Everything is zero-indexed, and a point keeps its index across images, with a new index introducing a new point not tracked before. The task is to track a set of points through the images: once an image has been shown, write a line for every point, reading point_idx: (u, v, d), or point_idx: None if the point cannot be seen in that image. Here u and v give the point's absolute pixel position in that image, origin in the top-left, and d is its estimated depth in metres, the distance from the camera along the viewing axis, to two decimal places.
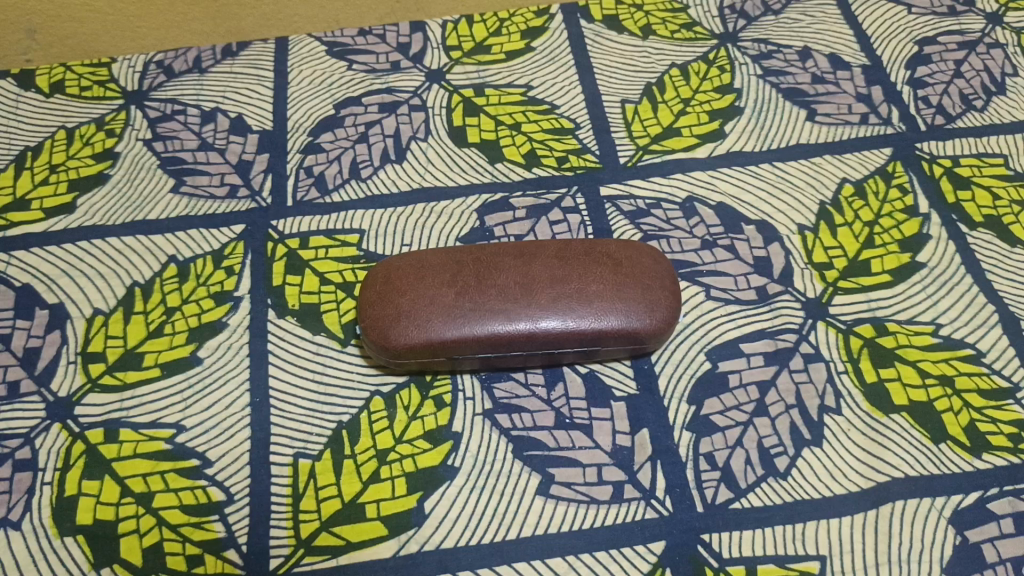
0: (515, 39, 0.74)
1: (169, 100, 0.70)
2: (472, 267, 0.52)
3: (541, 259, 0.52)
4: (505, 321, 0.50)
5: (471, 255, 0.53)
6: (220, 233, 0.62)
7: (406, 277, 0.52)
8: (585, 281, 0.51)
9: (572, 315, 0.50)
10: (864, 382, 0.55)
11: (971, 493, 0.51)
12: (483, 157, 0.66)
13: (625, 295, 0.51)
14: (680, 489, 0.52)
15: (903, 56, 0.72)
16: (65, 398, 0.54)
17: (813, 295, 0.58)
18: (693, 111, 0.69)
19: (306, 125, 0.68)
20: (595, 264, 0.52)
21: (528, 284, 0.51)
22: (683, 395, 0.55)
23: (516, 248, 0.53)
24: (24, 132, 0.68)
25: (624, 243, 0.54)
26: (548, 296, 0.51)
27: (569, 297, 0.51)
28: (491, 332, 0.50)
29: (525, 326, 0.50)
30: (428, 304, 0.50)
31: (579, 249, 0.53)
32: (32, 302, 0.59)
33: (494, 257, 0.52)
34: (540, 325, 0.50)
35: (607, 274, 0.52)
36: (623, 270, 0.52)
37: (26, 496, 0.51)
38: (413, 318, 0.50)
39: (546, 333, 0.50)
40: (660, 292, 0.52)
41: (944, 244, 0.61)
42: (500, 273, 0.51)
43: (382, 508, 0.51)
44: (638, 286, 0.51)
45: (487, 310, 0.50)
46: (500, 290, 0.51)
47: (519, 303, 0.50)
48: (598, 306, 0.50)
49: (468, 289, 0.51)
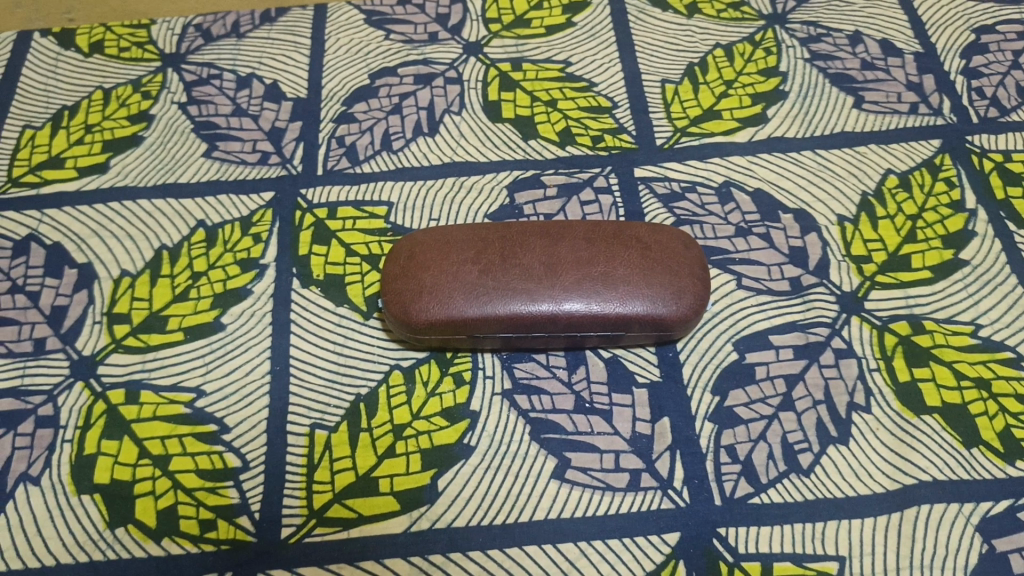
0: (556, 13, 0.72)
1: (205, 65, 0.69)
2: (497, 245, 0.51)
3: (569, 241, 0.51)
4: (528, 302, 0.49)
5: (497, 233, 0.52)
6: (250, 200, 0.61)
7: (429, 253, 0.51)
8: (612, 264, 0.50)
9: (596, 298, 0.49)
10: (897, 381, 0.53)
11: (1001, 501, 0.49)
12: (516, 133, 0.65)
13: (651, 280, 0.50)
14: (698, 481, 0.50)
15: (959, 44, 0.69)
16: (88, 357, 0.55)
17: (849, 289, 0.57)
18: (735, 93, 0.67)
19: (340, 94, 0.67)
20: (623, 248, 0.51)
21: (553, 265, 0.50)
22: (707, 385, 0.54)
23: (544, 228, 0.52)
24: (62, 91, 0.68)
25: (655, 228, 0.53)
26: (573, 277, 0.49)
27: (594, 280, 0.49)
28: (513, 312, 0.49)
29: (547, 307, 0.49)
30: (450, 280, 0.50)
31: (607, 231, 0.52)
32: (62, 260, 0.59)
33: (519, 236, 0.51)
34: (564, 307, 0.49)
35: (634, 257, 0.50)
36: (651, 255, 0.51)
37: (46, 453, 0.52)
38: (434, 294, 0.50)
39: (569, 315, 0.49)
40: (689, 280, 0.50)
41: (989, 242, 0.59)
42: (524, 252, 0.50)
43: (395, 483, 0.50)
44: (665, 272, 0.50)
45: (510, 290, 0.49)
46: (524, 270, 0.50)
47: (543, 283, 0.49)
48: (624, 291, 0.49)
49: (491, 267, 0.50)
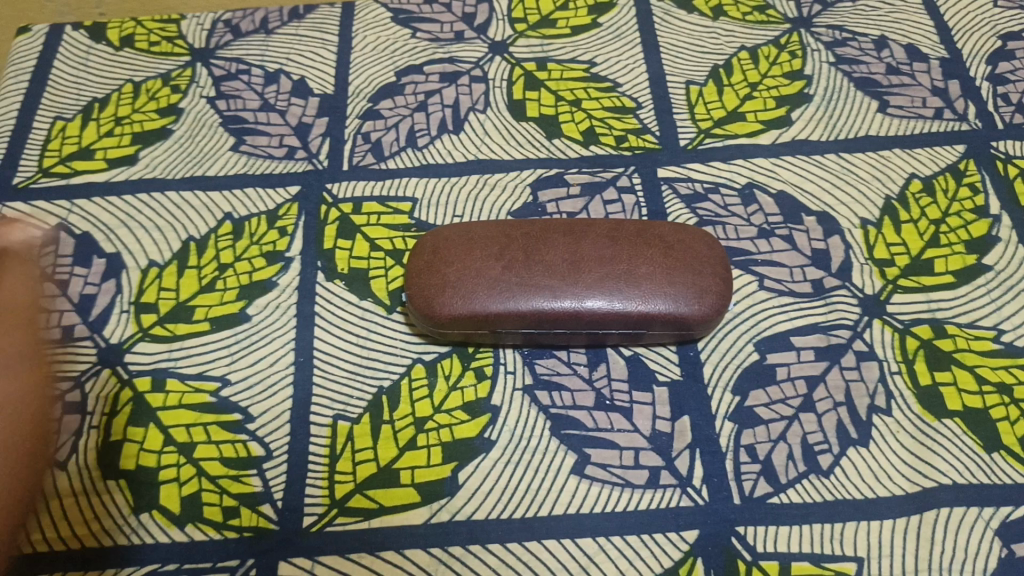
0: (582, 14, 0.73)
1: (234, 60, 0.70)
2: (520, 241, 0.51)
3: (592, 238, 0.51)
4: (550, 298, 0.49)
5: (520, 229, 0.52)
6: (276, 194, 0.62)
7: (453, 248, 0.51)
8: (635, 262, 0.50)
9: (618, 296, 0.49)
10: (918, 384, 0.53)
11: (1021, 506, 0.49)
12: (540, 132, 0.65)
13: (675, 279, 0.50)
14: (717, 479, 0.51)
15: (985, 50, 0.69)
16: (116, 344, 0.56)
17: (871, 292, 0.57)
18: (760, 96, 0.67)
19: (367, 91, 0.68)
20: (646, 247, 0.51)
21: (576, 262, 0.50)
22: (728, 385, 0.54)
23: (567, 225, 0.52)
24: (93, 84, 0.69)
25: (678, 227, 0.53)
26: (596, 275, 0.50)
27: (617, 278, 0.50)
28: (535, 308, 0.49)
29: (570, 304, 0.49)
30: (474, 274, 0.50)
31: (631, 230, 0.52)
32: (91, 250, 0.60)
33: (543, 232, 0.51)
34: (586, 304, 0.49)
35: (658, 256, 0.50)
36: (674, 254, 0.51)
37: (72, 438, 0.52)
38: (458, 288, 0.50)
39: (591, 313, 0.49)
40: (713, 279, 0.50)
41: (1013, 248, 0.59)
42: (548, 249, 0.50)
43: (416, 475, 0.51)
44: (689, 271, 0.50)
45: (533, 286, 0.49)
46: (547, 266, 0.50)
47: (566, 280, 0.49)
48: (646, 289, 0.49)
49: (515, 263, 0.50)
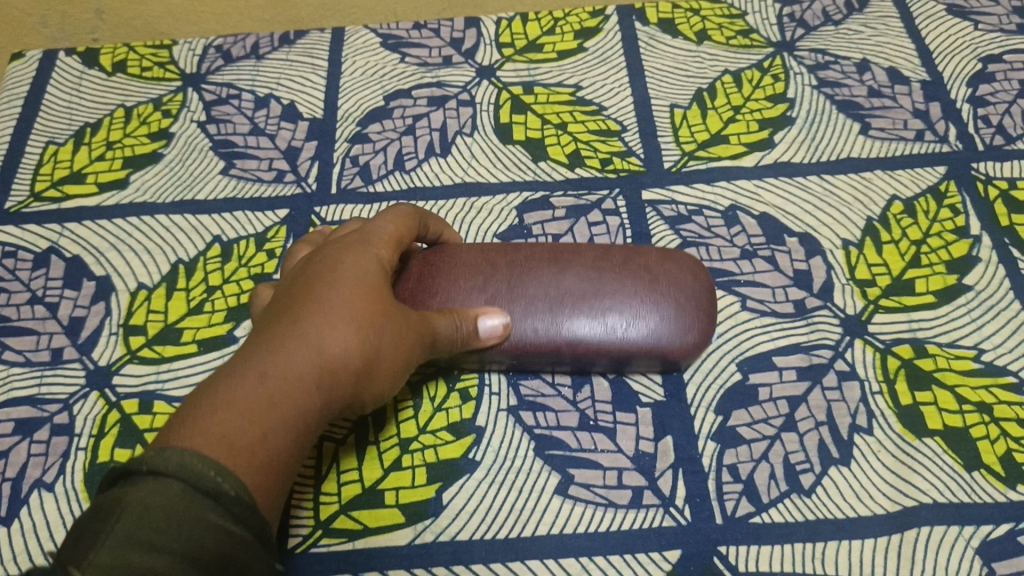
0: (568, 39, 0.74)
1: (224, 85, 0.71)
2: (504, 272, 0.52)
3: (576, 268, 0.52)
4: (532, 334, 0.51)
5: (505, 258, 0.53)
6: (265, 216, 0.63)
7: (436, 278, 0.52)
8: (616, 297, 0.51)
9: (599, 333, 0.51)
10: (899, 404, 0.54)
11: (1002, 524, 0.49)
12: (527, 155, 0.66)
13: (656, 316, 0.51)
14: (699, 499, 0.51)
15: (965, 73, 0.70)
16: (104, 367, 0.56)
17: (853, 312, 0.57)
18: (743, 119, 0.68)
19: (355, 115, 0.69)
20: (629, 280, 0.52)
21: (558, 297, 0.51)
22: (710, 405, 0.54)
23: (552, 254, 0.53)
24: (85, 109, 0.70)
25: (664, 254, 0.54)
26: (577, 310, 0.51)
27: (598, 314, 0.51)
28: (517, 344, 0.51)
29: (551, 340, 0.51)
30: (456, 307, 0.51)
31: (615, 259, 0.53)
32: (80, 273, 0.60)
33: (526, 262, 0.53)
34: (566, 340, 0.51)
35: (639, 291, 0.52)
36: (656, 288, 0.52)
37: (60, 460, 0.53)
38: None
39: (572, 348, 0.51)
40: (695, 315, 0.52)
41: (993, 268, 0.59)
42: (532, 282, 0.52)
43: (401, 495, 0.51)
44: (670, 307, 0.52)
45: (516, 322, 0.51)
46: (530, 301, 0.51)
47: (547, 316, 0.51)
48: (626, 326, 0.51)
49: (498, 296, 0.52)
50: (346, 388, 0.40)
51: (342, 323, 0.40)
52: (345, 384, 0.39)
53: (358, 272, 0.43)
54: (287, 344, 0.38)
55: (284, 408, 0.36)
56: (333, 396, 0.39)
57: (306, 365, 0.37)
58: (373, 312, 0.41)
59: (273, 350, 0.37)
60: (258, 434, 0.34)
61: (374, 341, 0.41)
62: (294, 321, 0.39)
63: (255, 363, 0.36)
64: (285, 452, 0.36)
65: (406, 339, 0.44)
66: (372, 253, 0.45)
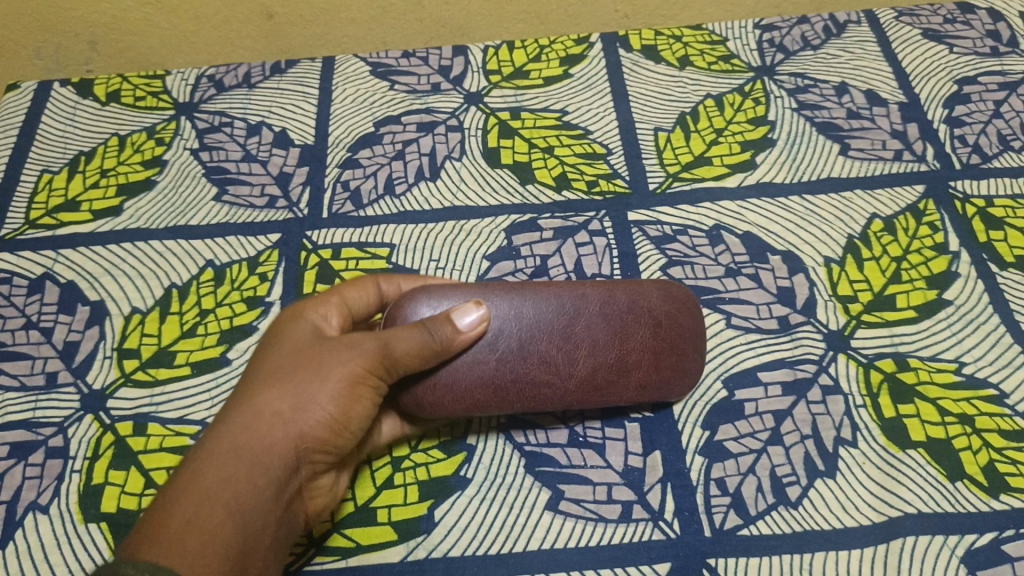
0: (554, 66, 0.76)
1: (217, 113, 0.73)
2: (511, 329, 0.51)
3: (584, 320, 0.52)
4: (547, 396, 0.51)
5: (509, 309, 0.52)
6: (257, 241, 0.64)
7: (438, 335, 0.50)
8: (626, 349, 0.52)
9: (614, 386, 0.52)
10: (883, 417, 0.55)
11: (985, 533, 0.50)
12: (515, 178, 0.67)
13: (662, 367, 0.53)
14: (688, 513, 0.52)
15: (941, 94, 0.72)
16: (98, 390, 0.57)
17: (835, 327, 0.58)
18: (725, 141, 0.69)
19: (346, 141, 0.70)
20: (637, 328, 0.53)
21: (571, 355, 0.52)
22: (697, 420, 0.55)
23: (557, 303, 0.52)
24: (79, 137, 0.72)
25: (664, 292, 0.54)
26: (591, 368, 0.52)
27: (612, 369, 0.52)
28: (532, 406, 0.52)
29: (567, 399, 0.52)
30: (464, 369, 0.51)
31: (620, 306, 0.53)
32: (75, 298, 0.61)
33: (533, 312, 0.52)
34: (582, 399, 0.52)
35: (648, 339, 0.53)
36: (661, 336, 0.53)
37: (55, 482, 0.53)
38: (443, 384, 0.51)
39: (586, 405, 0.52)
40: (694, 359, 0.54)
41: (972, 283, 0.60)
42: (542, 337, 0.51)
43: (393, 513, 0.52)
44: (674, 357, 0.53)
45: (530, 384, 0.51)
46: (541, 358, 0.51)
47: (562, 376, 0.51)
48: (637, 378, 0.52)
49: (507, 354, 0.51)
50: (285, 441, 0.46)
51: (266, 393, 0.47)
52: (279, 441, 0.46)
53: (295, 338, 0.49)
54: (219, 434, 0.46)
55: (209, 488, 0.44)
56: (270, 455, 0.46)
57: (233, 444, 0.45)
58: (297, 369, 0.47)
59: (206, 445, 0.45)
60: (180, 521, 0.43)
61: (300, 393, 0.47)
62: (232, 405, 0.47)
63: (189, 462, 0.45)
64: (218, 520, 0.43)
65: (350, 368, 0.47)
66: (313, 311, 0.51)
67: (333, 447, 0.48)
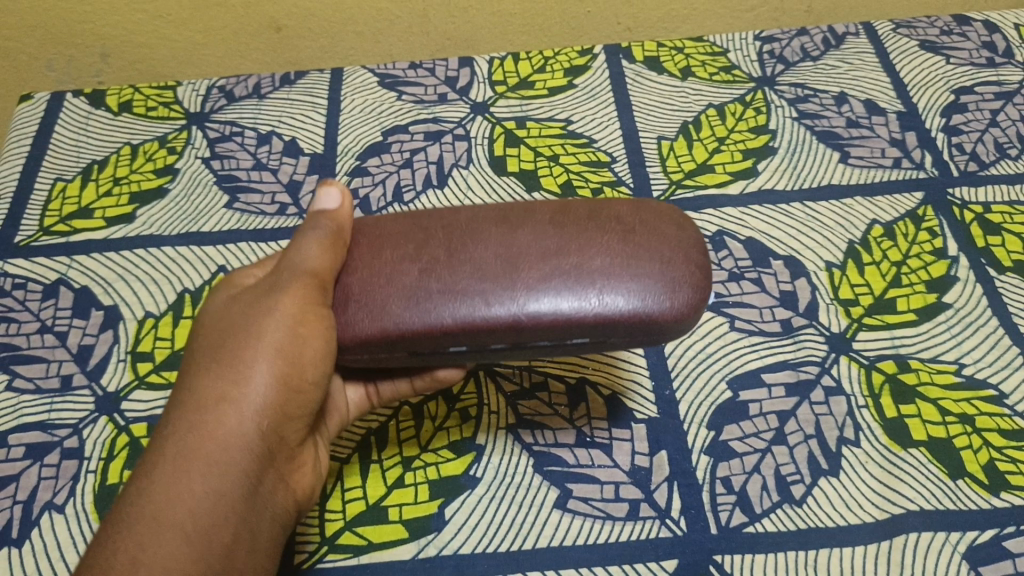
0: (558, 76, 0.77)
1: (228, 123, 0.74)
2: (443, 236, 0.44)
3: (531, 226, 0.43)
4: (484, 306, 0.41)
5: (442, 221, 0.45)
6: (268, 247, 0.65)
7: (360, 249, 0.44)
8: (587, 254, 0.42)
9: (570, 294, 0.41)
10: (884, 417, 0.56)
11: (986, 530, 0.51)
12: (521, 185, 0.68)
13: (635, 271, 0.41)
14: (695, 511, 0.52)
15: (939, 104, 0.73)
16: (112, 393, 0.58)
17: (837, 330, 0.60)
18: (728, 150, 0.71)
19: (355, 150, 0.71)
20: (602, 232, 0.43)
21: (514, 259, 0.42)
22: (702, 421, 0.56)
23: (501, 215, 0.45)
24: (93, 147, 0.73)
25: (637, 205, 0.45)
26: (540, 273, 0.42)
27: (566, 274, 0.41)
28: (465, 319, 0.41)
29: (510, 310, 0.41)
30: (385, 286, 0.43)
31: (579, 215, 0.44)
32: (88, 302, 0.62)
33: (474, 223, 0.44)
34: (529, 308, 0.41)
35: (615, 243, 0.42)
36: (633, 238, 0.43)
37: (71, 482, 0.54)
38: (362, 302, 0.43)
39: (536, 319, 0.41)
40: (684, 268, 0.42)
41: (971, 287, 0.62)
42: (478, 246, 0.43)
43: (404, 512, 0.53)
44: (653, 260, 0.42)
45: (460, 291, 0.42)
46: (477, 267, 0.42)
47: (502, 283, 0.42)
48: (600, 285, 0.41)
49: (435, 267, 0.43)
50: (239, 421, 0.40)
51: (203, 381, 0.42)
52: (230, 423, 0.40)
53: (218, 317, 0.45)
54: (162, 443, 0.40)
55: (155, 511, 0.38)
56: (224, 445, 0.40)
57: (177, 449, 0.40)
58: (228, 345, 0.42)
59: (151, 455, 0.40)
60: (127, 557, 0.37)
61: (239, 365, 0.41)
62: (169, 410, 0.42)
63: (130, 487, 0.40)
64: (174, 544, 0.37)
65: (288, 315, 0.42)
66: (231, 288, 0.47)
67: (296, 413, 0.43)
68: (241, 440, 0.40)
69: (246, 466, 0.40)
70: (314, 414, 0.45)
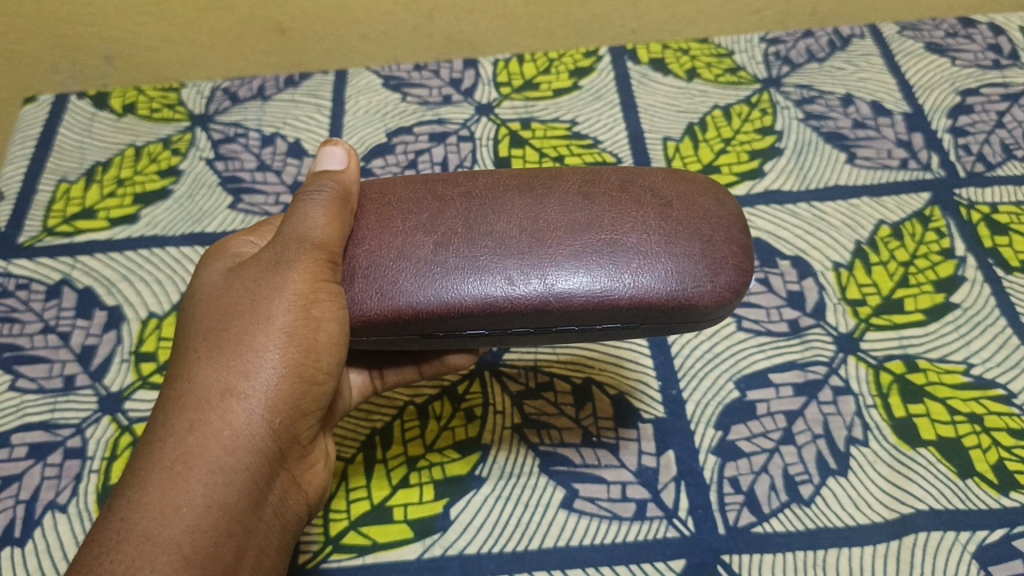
0: (563, 78, 0.77)
1: (232, 125, 0.74)
2: (460, 207, 0.43)
3: (557, 199, 0.43)
4: (507, 284, 0.40)
5: (459, 190, 0.44)
6: None
7: (369, 217, 0.43)
8: (620, 230, 0.41)
9: (601, 274, 0.40)
10: (893, 417, 0.55)
11: (996, 530, 0.50)
12: None
13: (673, 249, 0.41)
14: (702, 511, 0.52)
15: (945, 106, 0.73)
16: (116, 392, 0.57)
17: (846, 330, 0.59)
18: (733, 151, 0.70)
19: (359, 151, 0.71)
20: (634, 207, 0.42)
21: (541, 235, 0.41)
22: (710, 421, 0.56)
23: (525, 185, 0.44)
24: (96, 148, 0.73)
25: (674, 177, 0.44)
26: (569, 250, 0.41)
27: (597, 253, 0.41)
28: (487, 298, 0.40)
29: (536, 289, 0.40)
30: (398, 258, 0.42)
31: (609, 186, 0.43)
32: (92, 303, 0.62)
33: (496, 194, 0.43)
34: (557, 287, 0.40)
35: (652, 220, 0.41)
36: (670, 214, 0.42)
37: (73, 482, 0.54)
38: (373, 275, 0.41)
39: (563, 299, 0.40)
40: (725, 248, 0.41)
41: (979, 287, 0.61)
42: (498, 217, 0.42)
43: (409, 511, 0.52)
44: (693, 237, 0.41)
45: (481, 267, 0.41)
46: (497, 239, 0.41)
47: (526, 259, 0.41)
48: (635, 265, 0.40)
49: (452, 238, 0.42)
50: (247, 419, 0.38)
51: (203, 369, 0.39)
52: (236, 419, 0.38)
53: (211, 296, 0.42)
54: (160, 444, 0.37)
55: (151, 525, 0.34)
56: (230, 443, 0.37)
57: (176, 448, 0.36)
58: (228, 328, 0.40)
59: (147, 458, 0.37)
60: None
61: (244, 354, 0.39)
62: (161, 406, 0.39)
63: (118, 497, 0.36)
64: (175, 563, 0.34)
65: (299, 298, 0.40)
66: (223, 263, 0.44)
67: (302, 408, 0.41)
68: (248, 437, 0.38)
69: (252, 467, 0.38)
70: (320, 408, 0.43)
